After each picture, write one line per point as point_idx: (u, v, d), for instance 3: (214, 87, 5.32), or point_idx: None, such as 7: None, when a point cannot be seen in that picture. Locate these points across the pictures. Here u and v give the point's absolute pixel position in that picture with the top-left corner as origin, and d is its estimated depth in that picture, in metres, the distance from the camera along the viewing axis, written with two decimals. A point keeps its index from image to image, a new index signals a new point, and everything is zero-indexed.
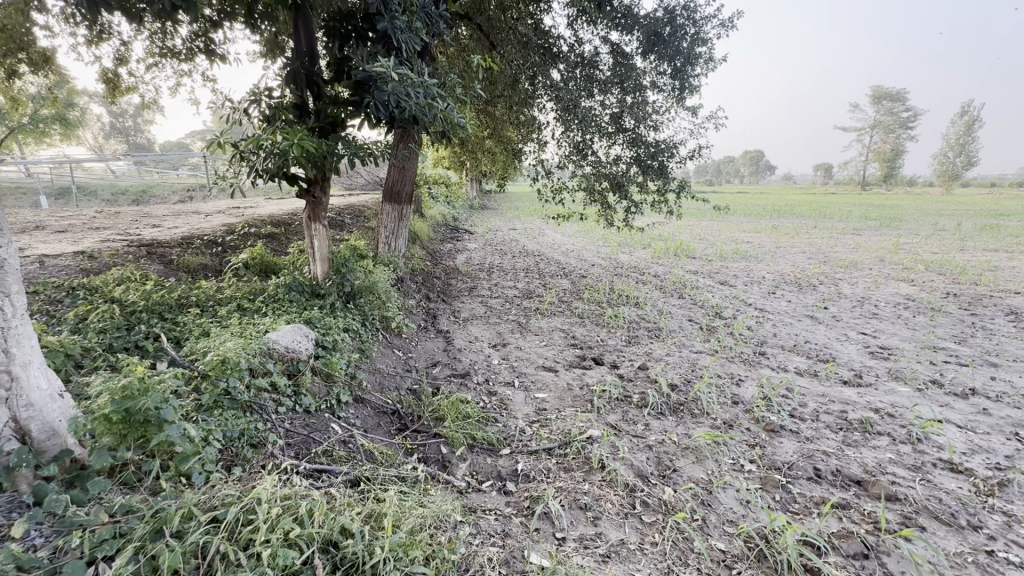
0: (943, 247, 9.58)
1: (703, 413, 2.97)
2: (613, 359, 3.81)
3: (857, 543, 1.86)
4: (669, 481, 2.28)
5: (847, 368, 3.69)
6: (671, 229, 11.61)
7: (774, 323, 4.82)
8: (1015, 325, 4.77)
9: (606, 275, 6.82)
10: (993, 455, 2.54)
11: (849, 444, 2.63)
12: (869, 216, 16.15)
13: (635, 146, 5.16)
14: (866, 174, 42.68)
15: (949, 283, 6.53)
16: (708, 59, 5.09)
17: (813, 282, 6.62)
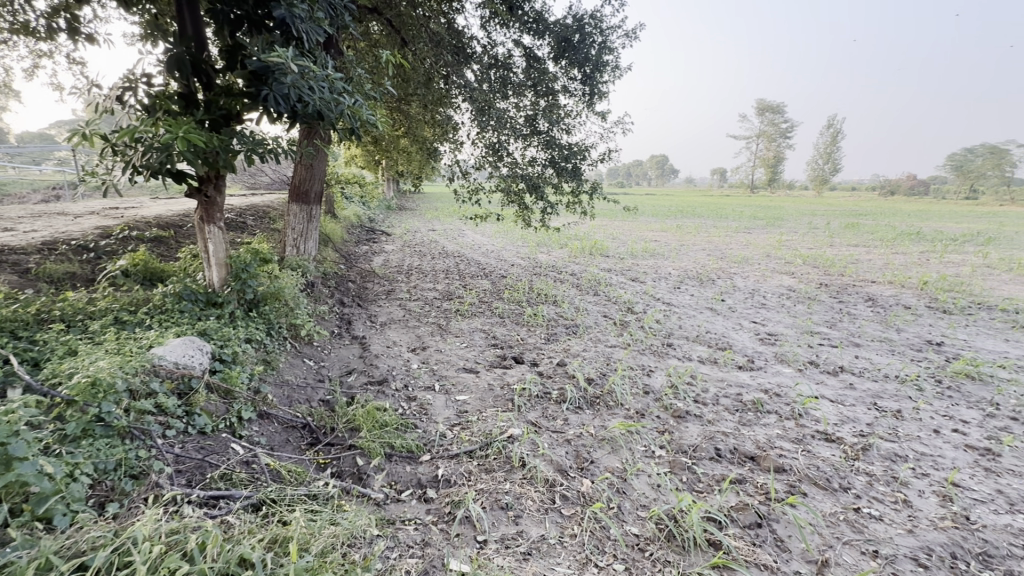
0: (817, 243, 10.90)
1: (618, 404, 3.12)
2: (533, 357, 3.88)
3: (751, 514, 2.04)
4: (587, 472, 2.36)
5: (741, 355, 4.06)
6: (585, 229, 12.09)
7: (679, 316, 5.18)
8: (872, 310, 5.54)
9: (525, 274, 6.94)
10: (858, 423, 2.92)
11: (744, 424, 2.88)
12: (757, 216, 17.98)
13: (549, 148, 5.27)
14: (754, 178, 47.39)
15: (821, 275, 7.43)
16: (614, 67, 5.34)
17: (711, 276, 7.22)
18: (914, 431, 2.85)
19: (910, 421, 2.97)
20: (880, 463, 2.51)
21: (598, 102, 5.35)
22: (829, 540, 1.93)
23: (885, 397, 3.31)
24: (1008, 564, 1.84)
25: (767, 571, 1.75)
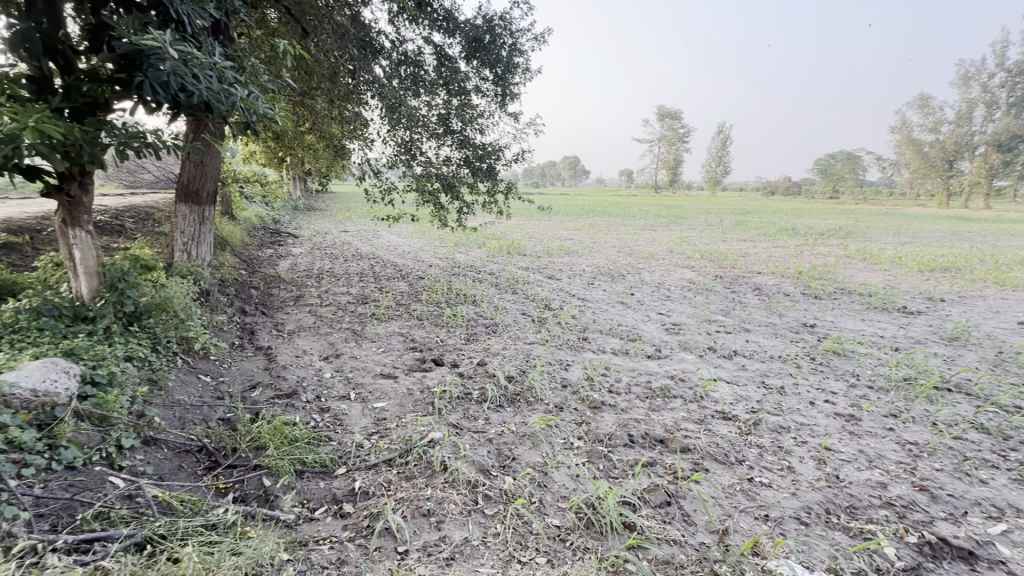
0: (712, 239, 11.93)
1: (538, 400, 3.18)
2: (454, 358, 3.84)
3: (661, 494, 2.17)
4: (509, 470, 2.37)
5: (650, 345, 4.32)
6: (502, 228, 12.21)
7: (593, 310, 5.40)
8: (759, 298, 6.16)
9: (443, 275, 6.85)
10: (750, 401, 3.23)
11: (653, 409, 3.08)
12: (661, 215, 19.27)
13: (463, 147, 5.24)
14: (657, 179, 50.78)
15: (716, 268, 8.14)
16: (525, 70, 5.44)
17: (622, 272, 7.62)
18: (794, 404, 3.21)
19: (791, 395, 3.34)
20: (769, 435, 2.79)
21: (511, 103, 5.41)
22: (728, 510, 2.12)
23: (771, 376, 3.69)
24: (869, 512, 2.14)
25: (675, 546, 1.88)
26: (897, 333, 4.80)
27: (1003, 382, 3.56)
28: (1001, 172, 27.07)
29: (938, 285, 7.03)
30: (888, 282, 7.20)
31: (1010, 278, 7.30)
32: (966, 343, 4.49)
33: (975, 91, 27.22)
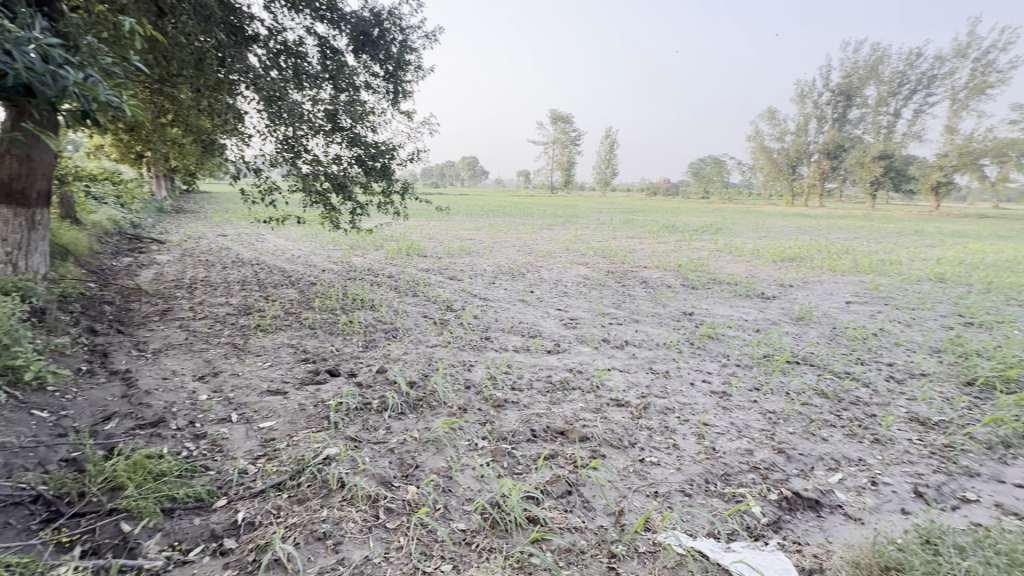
0: (604, 237, 12.69)
1: (441, 404, 3.13)
2: (351, 367, 3.65)
3: (562, 484, 2.25)
4: (412, 479, 2.30)
5: (550, 340, 4.47)
6: (401, 229, 11.87)
7: (495, 310, 5.45)
8: (646, 291, 6.67)
9: (338, 280, 6.47)
10: (640, 387, 3.48)
11: (554, 403, 3.19)
12: (557, 214, 20.06)
13: (354, 145, 4.99)
14: (552, 180, 52.84)
15: (608, 264, 8.66)
16: (417, 67, 5.32)
17: (522, 270, 7.79)
18: (677, 386, 3.52)
19: (674, 378, 3.66)
20: (657, 417, 3.03)
21: (404, 102, 5.27)
22: (623, 491, 2.26)
23: (658, 362, 4.02)
24: (739, 477, 2.41)
25: (577, 533, 1.96)
26: (757, 316, 5.48)
27: (836, 353, 4.23)
28: (830, 175, 32.22)
29: (788, 272, 8.15)
30: (750, 271, 8.19)
31: (839, 265, 8.70)
32: (809, 321, 5.27)
33: (809, 106, 32.04)
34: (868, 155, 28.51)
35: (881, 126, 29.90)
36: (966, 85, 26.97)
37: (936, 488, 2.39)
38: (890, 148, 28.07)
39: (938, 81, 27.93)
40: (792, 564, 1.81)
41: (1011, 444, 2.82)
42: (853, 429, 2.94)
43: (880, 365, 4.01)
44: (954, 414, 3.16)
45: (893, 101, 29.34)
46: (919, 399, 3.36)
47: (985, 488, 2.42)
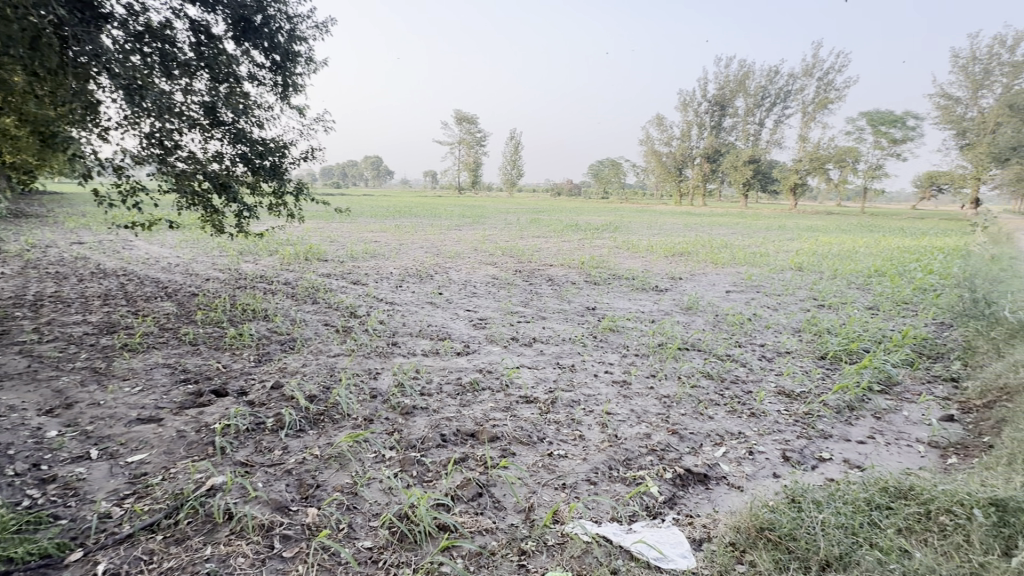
0: (511, 237, 12.91)
1: (345, 416, 2.96)
2: (240, 385, 3.32)
3: (473, 486, 2.24)
4: (312, 500, 2.15)
5: (459, 342, 4.44)
6: (297, 233, 11.09)
7: (402, 314, 5.29)
8: (552, 288, 6.88)
9: (224, 289, 5.88)
10: (547, 382, 3.57)
11: (464, 405, 3.16)
12: (465, 214, 20.02)
13: (238, 142, 4.55)
14: (459, 181, 52.68)
15: (516, 263, 8.82)
16: (308, 60, 5.00)
17: (429, 272, 7.66)
18: (583, 379, 3.67)
19: (580, 371, 3.81)
20: (564, 411, 3.13)
21: (294, 96, 4.92)
22: (533, 487, 2.30)
23: (564, 356, 4.15)
24: (639, 461, 2.56)
25: (488, 535, 1.96)
26: (652, 308, 5.90)
27: (719, 338, 4.68)
28: (711, 177, 35.71)
29: (677, 266, 8.86)
30: (645, 266, 8.80)
31: (720, 258, 9.66)
32: (696, 310, 5.78)
33: (691, 114, 35.20)
34: (740, 159, 32.03)
35: (750, 134, 33.74)
36: (813, 100, 31.34)
37: (799, 451, 2.74)
38: (757, 153, 31.78)
39: (792, 96, 32.13)
40: (685, 537, 1.97)
41: (854, 407, 3.32)
42: (733, 406, 3.27)
43: (754, 347, 4.51)
44: (811, 385, 3.65)
45: (758, 112, 33.23)
46: (785, 374, 3.84)
47: (836, 446, 2.82)
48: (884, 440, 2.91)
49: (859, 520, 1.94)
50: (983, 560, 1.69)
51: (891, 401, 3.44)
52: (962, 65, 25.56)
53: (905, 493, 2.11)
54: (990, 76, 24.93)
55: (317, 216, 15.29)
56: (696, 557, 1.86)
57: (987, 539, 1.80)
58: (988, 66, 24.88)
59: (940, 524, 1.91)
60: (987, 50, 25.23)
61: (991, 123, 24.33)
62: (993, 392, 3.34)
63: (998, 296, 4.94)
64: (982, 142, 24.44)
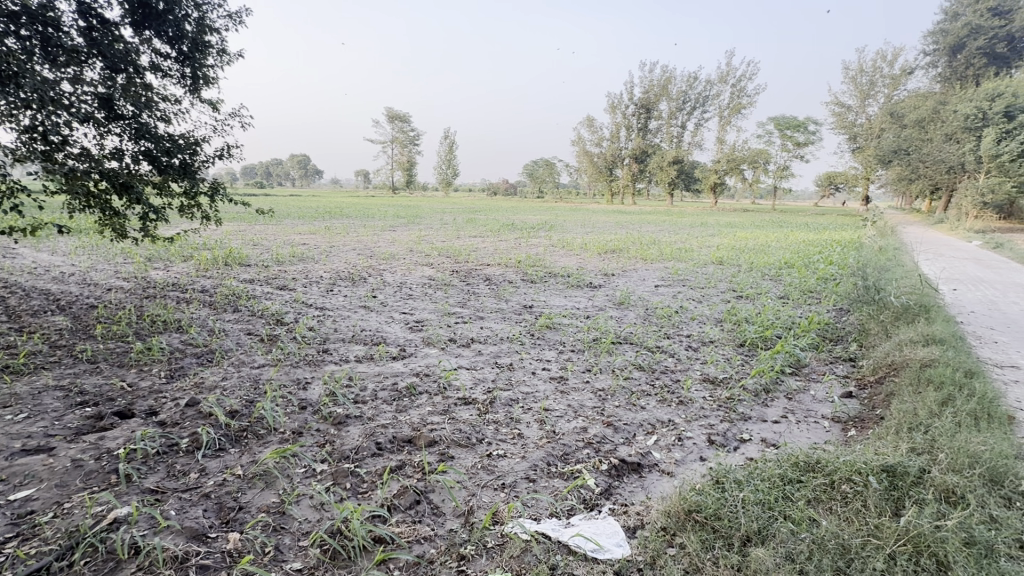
0: (448, 237, 12.77)
1: (271, 431, 2.78)
2: (149, 405, 3.01)
3: (410, 494, 2.18)
4: (233, 524, 1.99)
5: (394, 346, 4.31)
6: (214, 236, 10.30)
7: (334, 319, 5.06)
8: (489, 287, 6.87)
9: (129, 299, 5.32)
10: (486, 382, 3.56)
11: (400, 410, 3.08)
12: (399, 215, 19.54)
13: (141, 138, 4.09)
14: (393, 180, 51.40)
15: (452, 263, 8.73)
16: (220, 51, 4.64)
17: (362, 275, 7.39)
18: (520, 377, 3.69)
19: (518, 370, 3.83)
20: (502, 410, 3.13)
21: (205, 89, 4.54)
22: (472, 490, 2.27)
23: (502, 356, 4.16)
24: (576, 455, 2.62)
25: (426, 543, 1.92)
26: (587, 304, 6.05)
27: (649, 330, 4.89)
28: (639, 177, 37.30)
29: (610, 263, 9.17)
30: (580, 264, 9.01)
31: (649, 254, 10.09)
32: (628, 305, 6.00)
33: (619, 116, 36.55)
34: (665, 160, 33.70)
35: (673, 136, 35.59)
36: (728, 105, 33.59)
37: (722, 434, 2.91)
38: (681, 155, 33.59)
39: (710, 101, 34.26)
40: (619, 526, 2.04)
41: (769, 389, 3.60)
42: (663, 395, 3.43)
43: (681, 337, 4.75)
44: (732, 371, 3.90)
45: (680, 115, 35.12)
46: (709, 362, 4.08)
47: (754, 427, 3.03)
48: (795, 418, 3.17)
49: (775, 495, 2.10)
50: (877, 522, 1.89)
51: (800, 382, 3.76)
52: (852, 76, 28.45)
53: (812, 465, 2.31)
54: (875, 87, 27.94)
55: (237, 218, 14.28)
56: (630, 545, 1.94)
57: (880, 503, 2.01)
58: (873, 78, 27.87)
59: (842, 492, 2.11)
60: (872, 63, 28.25)
61: (877, 129, 27.30)
62: (883, 369, 3.75)
63: (885, 284, 5.55)
64: (870, 146, 27.36)
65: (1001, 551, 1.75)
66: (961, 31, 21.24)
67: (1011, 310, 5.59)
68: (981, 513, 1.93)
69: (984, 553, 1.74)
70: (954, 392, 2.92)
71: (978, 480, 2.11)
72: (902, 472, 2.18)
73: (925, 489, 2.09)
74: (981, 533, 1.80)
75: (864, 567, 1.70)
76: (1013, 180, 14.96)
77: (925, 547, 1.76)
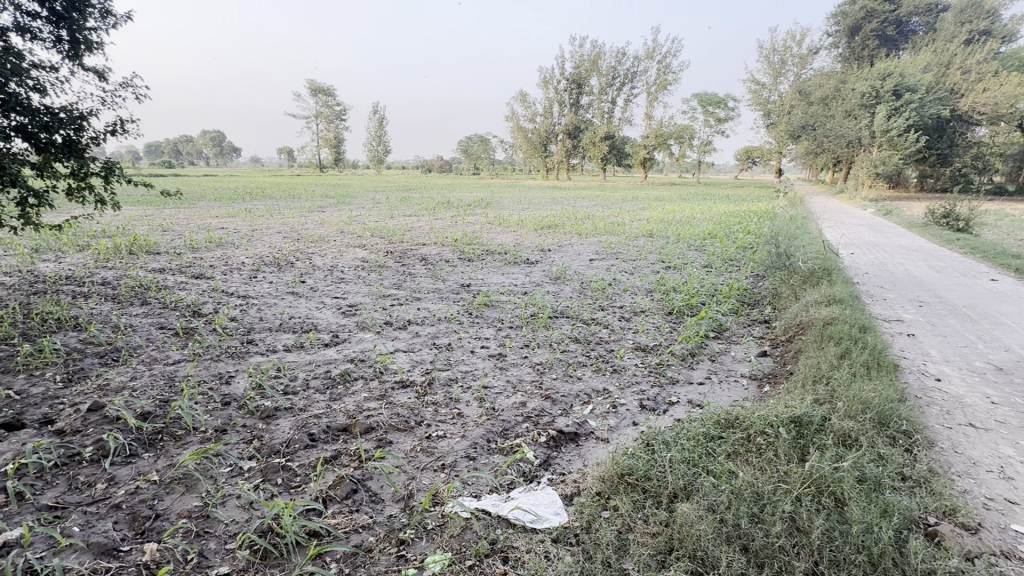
0: (381, 216, 12.33)
1: (190, 431, 2.58)
2: (43, 413, 2.68)
3: (347, 484, 2.12)
4: (150, 534, 1.85)
5: (326, 332, 4.13)
6: (115, 222, 9.29)
7: (258, 307, 4.75)
8: (425, 267, 6.72)
9: (12, 296, 4.67)
10: (424, 364, 3.50)
11: (334, 399, 2.96)
12: (328, 195, 18.55)
13: (11, 112, 3.52)
14: (320, 158, 48.63)
15: (386, 244, 8.45)
16: (104, 11, 4.07)
17: (289, 259, 6.97)
18: (459, 357, 3.66)
19: (456, 350, 3.80)
20: (441, 391, 3.09)
21: (89, 56, 3.98)
22: (411, 473, 2.25)
23: (440, 336, 4.10)
24: (516, 429, 2.66)
25: (364, 532, 1.88)
26: (524, 280, 6.09)
27: (585, 303, 5.01)
28: (573, 152, 37.76)
29: (546, 239, 9.26)
30: (516, 240, 9.01)
31: (584, 229, 10.31)
32: (564, 279, 6.10)
33: (552, 91, 36.53)
34: (598, 135, 34.31)
35: (604, 111, 36.15)
36: (655, 81, 34.53)
37: (653, 398, 3.07)
38: (612, 130, 34.29)
39: (638, 76, 35.04)
40: (557, 495, 2.10)
41: (695, 353, 3.82)
42: (599, 365, 3.55)
43: (615, 309, 4.91)
44: (662, 338, 4.10)
45: (610, 91, 35.64)
46: (640, 331, 4.26)
47: (682, 390, 3.22)
48: (717, 378, 3.40)
49: (700, 452, 2.25)
50: (787, 468, 2.07)
51: (722, 345, 4.02)
52: (766, 54, 30.11)
53: (732, 422, 2.49)
54: (786, 65, 29.76)
55: (141, 202, 12.92)
56: (567, 512, 2.00)
57: (788, 451, 2.22)
58: (784, 56, 29.65)
59: (757, 444, 2.30)
60: (782, 43, 29.97)
61: (788, 106, 29.22)
62: (792, 328, 4.09)
63: (794, 250, 6.02)
64: (781, 121, 29.26)
65: (886, 484, 1.98)
66: (859, 13, 23.00)
67: (896, 270, 6.27)
68: (870, 452, 2.18)
69: (873, 487, 1.97)
70: (851, 346, 3.25)
71: (869, 423, 2.37)
72: (807, 421, 2.40)
73: (826, 435, 2.33)
74: (871, 469, 2.04)
75: (775, 510, 1.87)
76: (900, 153, 16.65)
77: (826, 487, 1.97)
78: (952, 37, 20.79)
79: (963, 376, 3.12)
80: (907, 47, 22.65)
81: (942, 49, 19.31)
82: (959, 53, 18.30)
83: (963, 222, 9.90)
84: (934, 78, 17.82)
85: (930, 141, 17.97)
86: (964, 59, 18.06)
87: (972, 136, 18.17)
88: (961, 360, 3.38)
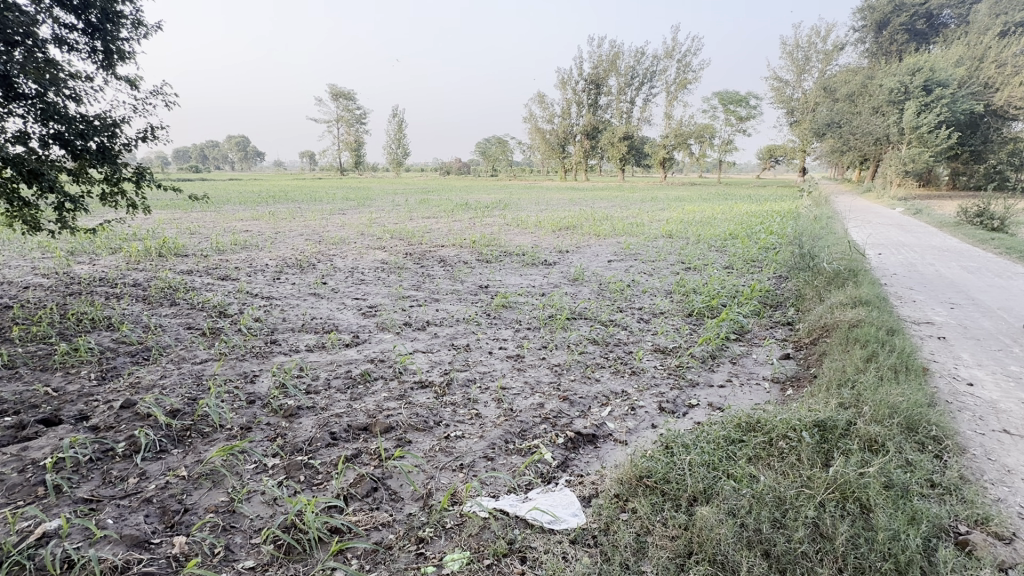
0: (400, 218, 12.48)
1: (216, 429, 2.66)
2: (79, 410, 2.79)
3: (367, 483, 2.16)
4: (179, 528, 1.91)
5: (347, 333, 4.20)
6: (146, 226, 9.61)
7: (281, 309, 4.85)
8: (444, 269, 6.77)
9: (50, 298, 4.85)
10: (443, 365, 3.53)
11: (355, 398, 3.01)
12: (348, 197, 18.82)
13: (49, 120, 3.67)
14: (341, 161, 49.38)
15: (406, 246, 8.54)
16: (135, 23, 4.22)
17: (311, 261, 7.09)
18: (477, 357, 3.69)
19: (475, 350, 3.82)
20: (460, 392, 3.12)
21: (121, 65, 4.13)
22: (430, 473, 2.28)
23: (459, 337, 4.13)
24: (534, 430, 2.66)
25: (383, 530, 1.91)
26: (542, 282, 6.08)
27: (603, 305, 4.98)
28: (592, 153, 37.57)
29: (564, 240, 9.24)
30: (534, 242, 9.01)
31: (602, 230, 10.26)
32: (582, 281, 6.08)
33: (570, 92, 36.43)
34: (616, 135, 34.10)
35: (623, 111, 35.91)
36: (675, 80, 34.15)
37: (673, 400, 3.04)
38: (631, 130, 34.05)
39: (657, 76, 34.72)
40: (574, 497, 2.10)
41: (715, 355, 3.77)
42: (617, 367, 3.53)
43: (633, 310, 4.88)
44: (682, 340, 4.05)
45: (629, 91, 35.38)
46: (660, 332, 4.22)
47: (702, 393, 3.19)
48: (738, 381, 3.35)
49: (720, 455, 2.22)
50: (810, 473, 2.03)
51: (743, 347, 3.96)
52: (789, 51, 29.54)
53: (753, 425, 2.45)
54: (809, 62, 29.15)
55: (170, 206, 13.33)
56: (585, 514, 2.00)
57: (812, 455, 2.18)
58: (808, 53, 29.03)
59: (780, 448, 2.26)
60: (806, 39, 29.36)
61: (812, 103, 28.59)
62: (816, 331, 4.00)
63: (818, 250, 5.88)
64: (806, 118, 28.53)
65: (915, 490, 1.93)
66: (886, 8, 22.40)
67: (926, 271, 6.09)
68: (898, 458, 2.13)
69: (900, 493, 1.92)
70: (878, 349, 3.17)
71: (897, 429, 2.31)
72: (832, 426, 2.36)
73: (852, 439, 2.28)
74: (898, 476, 1.99)
75: (797, 516, 1.84)
76: (931, 151, 16.14)
77: (851, 493, 1.93)
78: (986, 30, 20.08)
79: (997, 380, 3.01)
80: (938, 41, 21.98)
81: (976, 43, 18.70)
82: (994, 47, 17.68)
83: (999, 221, 9.53)
84: (967, 73, 17.25)
85: (962, 137, 17.38)
86: (999, 53, 17.44)
87: (1007, 131, 17.48)
88: (996, 364, 3.26)
